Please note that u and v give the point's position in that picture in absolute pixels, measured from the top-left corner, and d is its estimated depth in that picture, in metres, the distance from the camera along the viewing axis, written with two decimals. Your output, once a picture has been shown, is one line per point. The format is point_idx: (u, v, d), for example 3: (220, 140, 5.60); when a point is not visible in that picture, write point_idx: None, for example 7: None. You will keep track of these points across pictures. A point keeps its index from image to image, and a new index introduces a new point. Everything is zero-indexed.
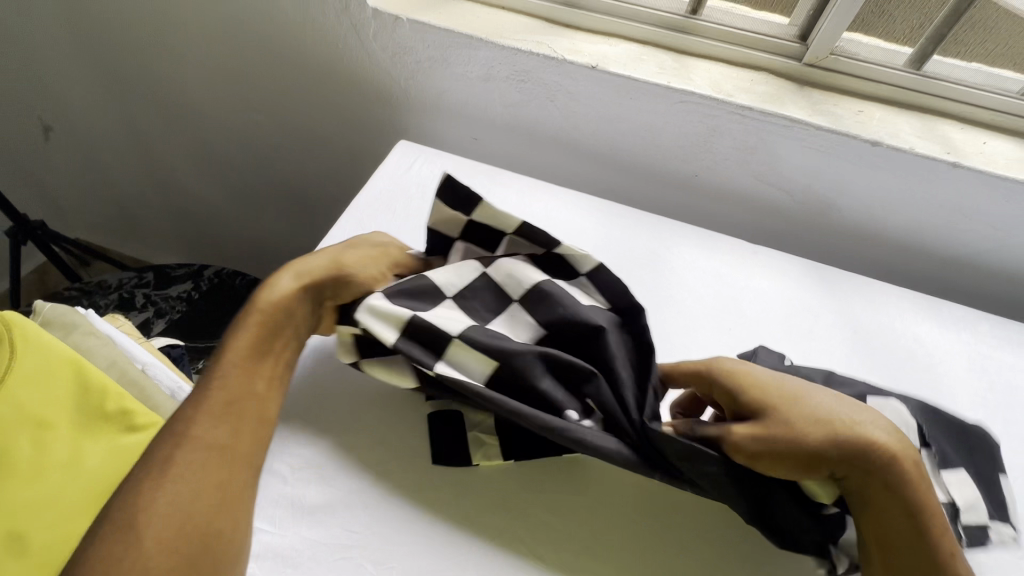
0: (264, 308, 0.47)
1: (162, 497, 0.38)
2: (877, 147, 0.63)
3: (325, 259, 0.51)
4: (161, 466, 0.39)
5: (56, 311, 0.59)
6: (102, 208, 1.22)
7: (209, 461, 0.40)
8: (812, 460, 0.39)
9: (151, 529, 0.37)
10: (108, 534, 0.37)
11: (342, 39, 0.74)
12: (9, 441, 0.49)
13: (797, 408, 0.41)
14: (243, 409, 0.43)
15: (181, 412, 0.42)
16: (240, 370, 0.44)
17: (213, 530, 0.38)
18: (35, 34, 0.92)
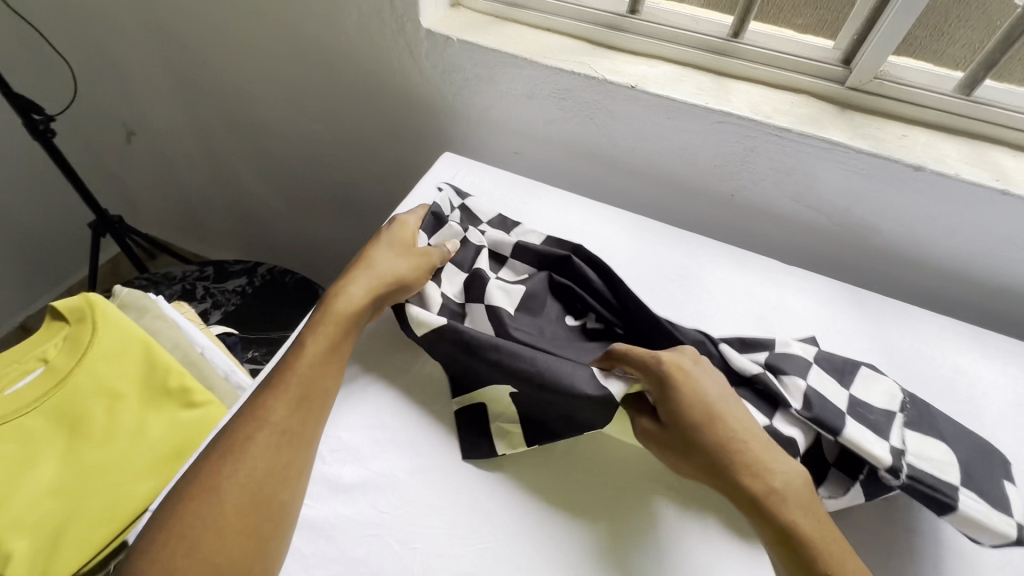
0: (338, 314, 0.53)
1: (240, 468, 0.42)
2: (921, 171, 0.62)
3: (386, 265, 0.56)
4: (239, 440, 0.44)
5: (132, 295, 0.66)
6: (170, 206, 1.33)
7: (282, 442, 0.44)
8: (703, 471, 0.44)
9: (227, 495, 0.41)
10: (187, 494, 0.41)
11: (396, 56, 0.80)
12: (88, 409, 0.55)
13: (704, 432, 0.45)
14: (311, 398, 0.48)
15: (258, 395, 0.47)
16: (315, 363, 0.49)
17: (275, 503, 0.42)
18: (124, 48, 1.02)
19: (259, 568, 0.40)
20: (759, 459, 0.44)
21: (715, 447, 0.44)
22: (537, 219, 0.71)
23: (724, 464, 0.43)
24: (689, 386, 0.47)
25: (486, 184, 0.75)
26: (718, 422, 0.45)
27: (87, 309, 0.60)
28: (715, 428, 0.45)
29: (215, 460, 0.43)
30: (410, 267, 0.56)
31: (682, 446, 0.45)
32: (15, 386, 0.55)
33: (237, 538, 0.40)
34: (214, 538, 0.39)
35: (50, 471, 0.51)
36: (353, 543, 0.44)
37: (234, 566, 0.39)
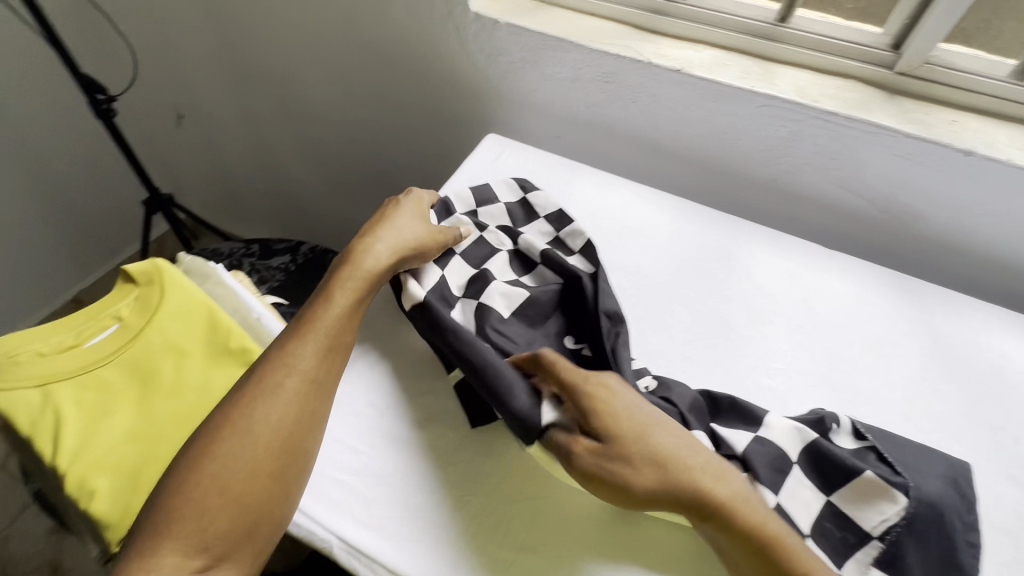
0: (364, 271, 0.52)
1: (270, 413, 0.43)
2: (970, 156, 0.62)
3: (408, 229, 0.57)
4: (269, 385, 0.45)
5: (195, 263, 0.70)
6: (214, 188, 1.38)
7: (308, 392, 0.45)
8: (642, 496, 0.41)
9: (256, 437, 0.42)
10: (218, 432, 0.42)
11: (442, 40, 0.82)
12: (158, 364, 0.58)
13: (643, 456, 0.41)
14: (337, 351, 0.48)
15: (287, 341, 0.47)
16: (342, 314, 0.50)
17: (303, 449, 0.44)
18: (179, 33, 1.06)
19: (284, 508, 0.42)
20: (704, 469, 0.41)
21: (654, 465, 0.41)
22: (579, 198, 0.73)
23: (665, 483, 0.41)
24: (620, 404, 0.44)
25: (529, 164, 0.76)
26: (649, 440, 0.42)
27: (155, 272, 0.63)
28: (648, 447, 0.42)
29: (246, 402, 0.44)
30: (428, 241, 0.57)
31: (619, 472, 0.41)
32: (93, 340, 0.60)
33: (264, 479, 0.41)
34: (244, 477, 0.41)
35: (126, 417, 0.55)
36: (412, 490, 0.46)
37: (261, 505, 0.41)
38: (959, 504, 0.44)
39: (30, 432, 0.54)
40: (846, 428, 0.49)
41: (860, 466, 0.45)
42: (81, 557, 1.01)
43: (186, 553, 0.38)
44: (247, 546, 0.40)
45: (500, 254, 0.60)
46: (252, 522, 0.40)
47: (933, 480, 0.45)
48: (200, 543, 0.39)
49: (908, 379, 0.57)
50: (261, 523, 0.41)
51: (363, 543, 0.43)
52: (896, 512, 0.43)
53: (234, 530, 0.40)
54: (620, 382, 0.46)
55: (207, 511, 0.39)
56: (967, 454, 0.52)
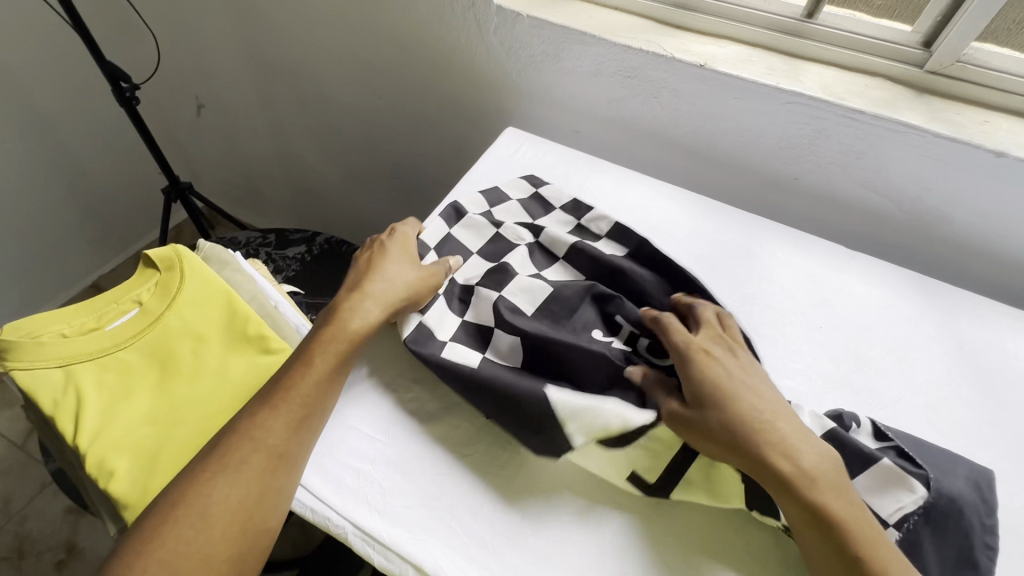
0: (347, 332, 0.50)
1: (230, 493, 0.42)
2: (1002, 158, 0.60)
3: (395, 281, 0.53)
4: (234, 461, 0.43)
5: (214, 249, 0.70)
6: (232, 178, 1.39)
7: (273, 466, 0.44)
8: (731, 447, 0.42)
9: (212, 521, 0.41)
10: (174, 511, 0.41)
11: (464, 33, 0.82)
12: (178, 349, 0.59)
13: (732, 411, 0.43)
14: (309, 421, 0.46)
15: (258, 411, 0.45)
16: (316, 382, 0.47)
17: (262, 531, 0.42)
18: (201, 23, 1.07)
19: None
20: (789, 433, 0.42)
21: (750, 422, 0.42)
22: (598, 193, 0.72)
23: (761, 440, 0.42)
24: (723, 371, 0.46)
25: (548, 158, 0.76)
26: (750, 399, 0.44)
27: (174, 258, 0.64)
28: (747, 405, 0.43)
29: (205, 480, 0.42)
30: (417, 290, 0.53)
31: (711, 421, 0.43)
32: (113, 324, 0.61)
33: (218, 564, 0.40)
34: (195, 563, 0.39)
35: (144, 401, 0.56)
36: (428, 480, 0.46)
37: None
38: (980, 506, 0.43)
39: (53, 412, 0.55)
40: (866, 427, 0.48)
41: (877, 455, 0.44)
42: (95, 536, 1.03)
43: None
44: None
45: (519, 248, 0.60)
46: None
47: (955, 479, 0.44)
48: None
49: (931, 384, 0.56)
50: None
51: (382, 532, 0.43)
52: (913, 500, 0.43)
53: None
54: (724, 354, 0.47)
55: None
56: (992, 462, 0.51)
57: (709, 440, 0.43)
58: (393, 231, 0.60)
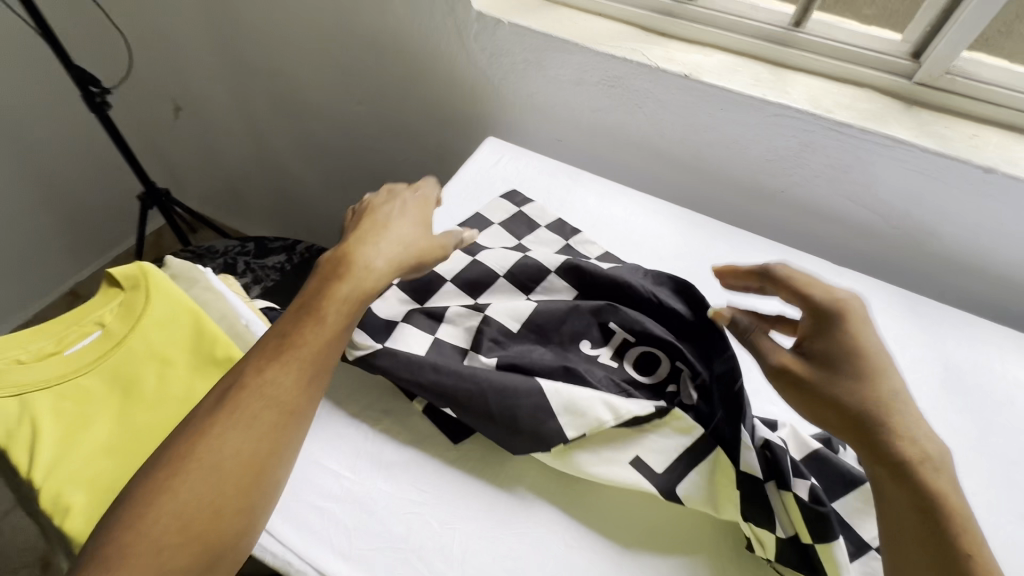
0: (358, 289, 0.49)
1: (241, 447, 0.41)
2: (991, 173, 0.59)
3: (406, 240, 0.53)
4: (247, 414, 0.42)
5: (182, 267, 0.68)
6: (213, 182, 1.36)
7: (280, 423, 0.43)
8: (852, 423, 0.40)
9: (225, 473, 0.40)
10: (181, 465, 0.40)
11: (444, 40, 0.79)
12: (141, 374, 0.57)
13: (862, 382, 0.41)
14: (320, 377, 0.46)
15: (267, 366, 0.44)
16: (325, 337, 0.46)
17: (274, 483, 0.42)
18: (177, 25, 1.04)
19: (244, 544, 0.40)
20: (910, 417, 0.40)
21: (870, 406, 0.40)
22: (580, 208, 0.70)
23: (880, 424, 0.39)
24: (867, 331, 0.43)
25: (529, 171, 0.74)
26: (882, 375, 0.41)
27: (139, 276, 0.62)
28: (873, 380, 0.41)
29: (213, 434, 0.41)
30: (425, 251, 0.54)
31: (826, 389, 0.41)
32: (73, 348, 0.58)
33: (230, 515, 0.40)
34: (204, 515, 0.39)
35: (104, 430, 0.54)
36: (394, 519, 0.44)
37: (224, 541, 0.39)
38: None
39: (5, 445, 0.52)
40: None
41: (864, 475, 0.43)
42: None
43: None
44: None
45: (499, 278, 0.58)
46: (214, 557, 0.39)
47: None
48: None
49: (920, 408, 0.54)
50: (224, 557, 0.39)
51: None
52: None
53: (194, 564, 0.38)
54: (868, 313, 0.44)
55: (163, 548, 0.37)
56: (980, 490, 0.49)
57: (821, 406, 0.41)
58: (415, 189, 0.61)
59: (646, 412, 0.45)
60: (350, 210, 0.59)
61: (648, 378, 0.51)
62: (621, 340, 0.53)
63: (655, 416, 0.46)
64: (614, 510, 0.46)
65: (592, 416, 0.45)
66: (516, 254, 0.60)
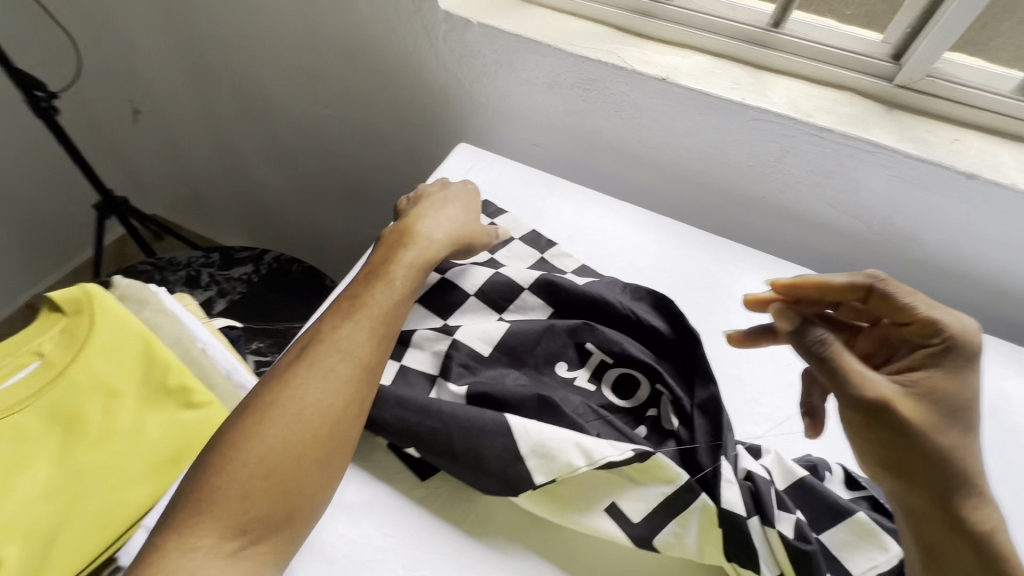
0: (419, 262, 0.53)
1: (322, 398, 0.44)
2: (973, 180, 0.58)
3: (457, 222, 0.58)
4: (323, 368, 0.45)
5: (132, 287, 0.63)
6: (178, 188, 1.30)
7: (356, 379, 0.45)
8: (942, 481, 0.37)
9: (304, 424, 0.43)
10: (269, 413, 0.43)
11: (412, 40, 0.76)
12: (84, 408, 0.53)
13: (958, 440, 0.38)
14: (386, 340, 0.48)
15: (340, 326, 0.47)
16: (393, 301, 0.50)
17: (346, 438, 0.44)
18: (131, 24, 0.99)
19: (323, 494, 0.42)
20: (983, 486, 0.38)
21: (950, 453, 0.37)
22: (556, 218, 0.67)
23: (958, 477, 0.37)
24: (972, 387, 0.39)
25: (503, 179, 0.71)
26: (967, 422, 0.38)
27: (83, 300, 0.57)
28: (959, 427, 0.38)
29: (297, 385, 0.44)
30: (473, 230, 0.59)
31: (928, 437, 0.37)
32: (8, 381, 0.53)
33: (308, 466, 0.42)
34: (288, 459, 0.41)
35: (44, 470, 0.49)
36: (356, 569, 0.41)
37: (302, 491, 0.41)
38: None
39: None
40: (839, 475, 0.45)
41: (852, 506, 0.41)
42: None
43: (228, 530, 0.39)
44: (285, 526, 0.41)
45: (469, 297, 0.55)
46: (295, 506, 0.41)
47: None
48: (239, 525, 0.39)
49: None
50: (300, 509, 0.41)
51: None
52: (888, 559, 0.39)
53: (275, 511, 0.40)
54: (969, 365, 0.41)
55: (251, 493, 0.40)
56: None
57: (913, 452, 0.38)
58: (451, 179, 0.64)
59: (622, 457, 0.42)
60: (401, 198, 0.63)
61: (627, 402, 0.49)
62: (600, 361, 0.51)
63: (632, 461, 0.42)
64: (590, 552, 0.44)
65: (562, 461, 0.42)
66: (488, 271, 0.57)
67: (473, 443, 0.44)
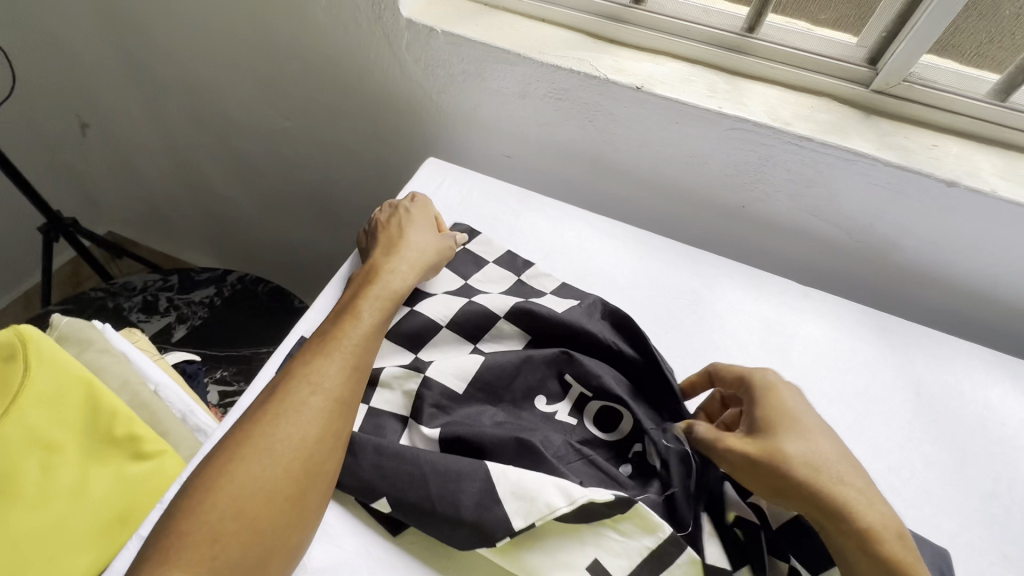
0: (391, 289, 0.51)
1: (294, 432, 0.41)
2: (953, 187, 0.57)
3: (424, 247, 0.56)
4: (295, 402, 0.42)
5: (73, 327, 0.58)
6: (135, 205, 1.24)
7: (332, 411, 0.43)
8: (812, 496, 0.38)
9: (277, 458, 0.40)
10: (240, 450, 0.40)
11: (374, 48, 0.72)
12: (15, 466, 0.46)
13: (812, 449, 0.40)
14: (362, 369, 0.46)
15: (312, 357, 0.45)
16: (366, 330, 0.48)
17: (324, 474, 0.41)
18: (73, 34, 0.92)
19: (300, 536, 0.39)
20: (857, 484, 0.39)
21: (809, 463, 0.39)
22: (531, 235, 0.64)
23: (826, 482, 0.38)
24: (797, 402, 0.43)
25: (474, 195, 0.67)
26: (819, 436, 0.41)
27: (17, 344, 0.51)
28: (816, 441, 0.41)
29: (269, 420, 0.41)
30: (439, 252, 0.57)
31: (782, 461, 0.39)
32: None
33: (282, 505, 0.39)
34: (261, 499, 0.38)
35: None
36: None
37: (275, 533, 0.38)
38: None
39: None
40: None
41: None
42: None
43: None
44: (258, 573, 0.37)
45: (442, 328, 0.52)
46: (268, 549, 0.38)
47: None
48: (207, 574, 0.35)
49: (894, 442, 0.51)
50: (273, 553, 0.38)
51: None
52: None
53: (247, 556, 0.37)
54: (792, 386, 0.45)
55: (220, 537, 0.36)
56: (959, 532, 0.47)
57: (780, 479, 0.39)
58: (412, 199, 0.62)
59: (603, 500, 0.39)
60: (363, 231, 0.61)
61: (610, 437, 0.47)
62: (579, 394, 0.49)
63: (615, 509, 0.40)
64: None
65: (542, 502, 0.39)
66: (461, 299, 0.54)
67: (449, 494, 0.40)
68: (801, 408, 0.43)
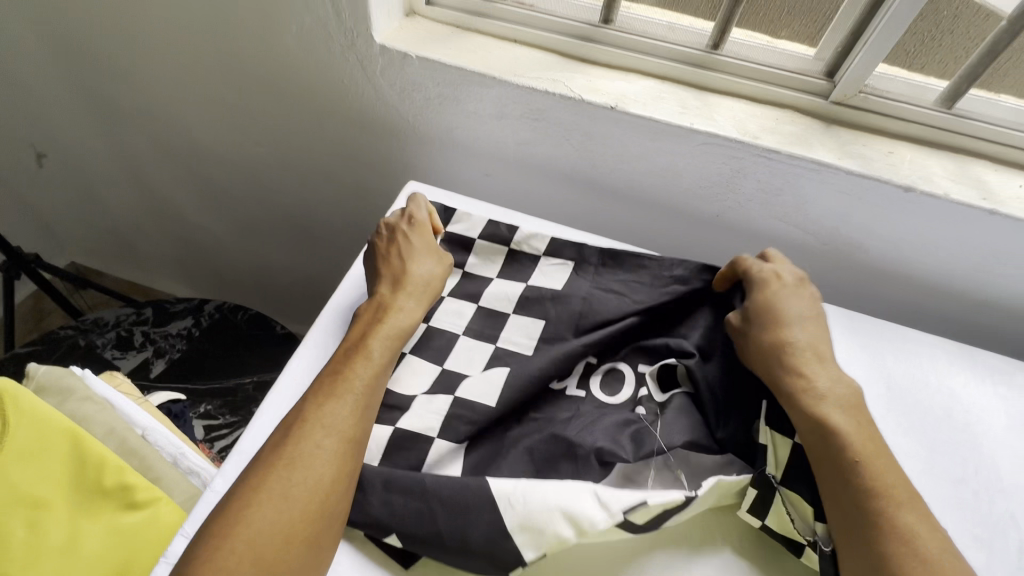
0: (396, 327, 0.51)
1: (310, 476, 0.41)
2: (910, 192, 0.60)
3: (424, 275, 0.56)
4: (309, 445, 0.42)
5: (51, 377, 0.57)
6: (98, 233, 1.19)
7: (344, 452, 0.43)
8: (767, 363, 0.48)
9: (293, 503, 0.40)
10: (256, 495, 0.40)
11: (347, 72, 0.71)
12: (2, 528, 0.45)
13: (779, 330, 0.50)
14: (371, 408, 0.46)
15: (324, 399, 0.45)
16: (375, 369, 0.48)
17: (337, 515, 0.41)
18: (23, 62, 0.89)
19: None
20: (812, 361, 0.48)
21: (772, 342, 0.49)
22: None
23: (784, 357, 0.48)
24: (787, 296, 0.52)
25: None
26: (794, 323, 0.50)
27: None
28: (788, 327, 0.50)
29: (285, 464, 0.41)
30: (439, 280, 0.57)
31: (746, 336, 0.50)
32: None
33: (298, 549, 0.39)
34: (279, 543, 0.38)
35: None
36: None
37: None
38: None
39: None
40: None
41: None
42: None
43: None
44: None
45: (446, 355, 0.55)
46: None
47: None
48: None
49: None
50: None
51: None
52: None
53: None
54: (793, 282, 0.53)
55: None
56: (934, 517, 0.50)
57: (744, 350, 0.50)
58: (406, 217, 0.60)
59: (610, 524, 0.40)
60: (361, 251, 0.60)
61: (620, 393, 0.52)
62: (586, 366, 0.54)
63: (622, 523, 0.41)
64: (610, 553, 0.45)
65: (550, 533, 0.40)
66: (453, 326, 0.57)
67: (457, 531, 0.41)
68: (787, 303, 0.52)
